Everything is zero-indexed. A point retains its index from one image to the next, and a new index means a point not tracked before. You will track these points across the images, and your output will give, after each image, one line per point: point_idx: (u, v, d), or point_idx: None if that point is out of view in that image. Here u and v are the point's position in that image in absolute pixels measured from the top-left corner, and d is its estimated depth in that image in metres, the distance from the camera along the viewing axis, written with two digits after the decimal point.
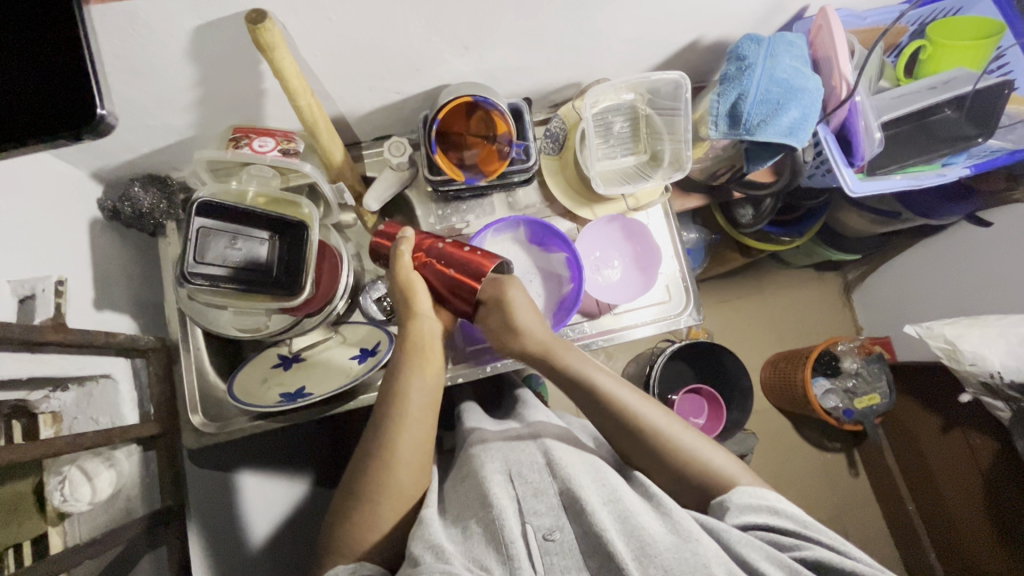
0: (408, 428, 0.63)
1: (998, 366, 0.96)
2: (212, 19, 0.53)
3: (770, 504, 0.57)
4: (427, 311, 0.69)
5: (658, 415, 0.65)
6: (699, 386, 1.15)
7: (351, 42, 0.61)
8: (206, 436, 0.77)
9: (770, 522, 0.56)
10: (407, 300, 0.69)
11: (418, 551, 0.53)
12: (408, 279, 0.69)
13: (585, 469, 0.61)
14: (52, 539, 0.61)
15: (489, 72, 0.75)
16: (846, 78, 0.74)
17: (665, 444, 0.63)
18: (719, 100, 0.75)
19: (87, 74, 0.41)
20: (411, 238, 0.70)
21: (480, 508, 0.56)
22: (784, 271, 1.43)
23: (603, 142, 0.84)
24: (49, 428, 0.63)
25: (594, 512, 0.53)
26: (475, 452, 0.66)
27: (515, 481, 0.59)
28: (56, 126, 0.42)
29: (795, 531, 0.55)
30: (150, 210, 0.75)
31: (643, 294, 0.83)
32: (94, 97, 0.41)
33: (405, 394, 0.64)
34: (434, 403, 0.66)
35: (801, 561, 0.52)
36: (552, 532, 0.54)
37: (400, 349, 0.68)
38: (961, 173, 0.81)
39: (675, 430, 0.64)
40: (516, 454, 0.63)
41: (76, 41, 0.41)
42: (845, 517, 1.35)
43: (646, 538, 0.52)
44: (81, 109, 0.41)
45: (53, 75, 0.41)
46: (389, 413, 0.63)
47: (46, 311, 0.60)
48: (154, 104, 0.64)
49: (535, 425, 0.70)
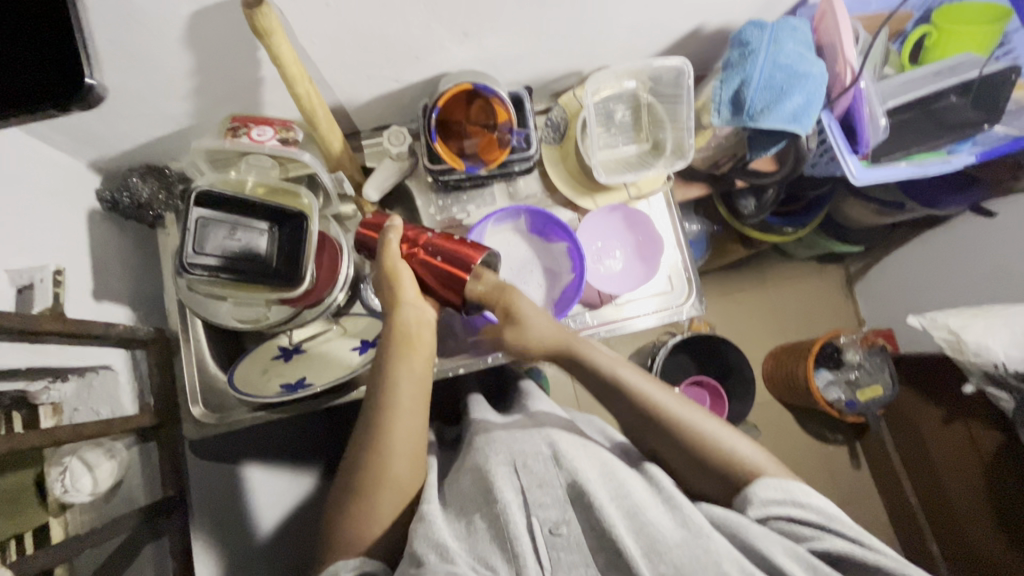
0: (400, 421, 0.62)
1: (1001, 356, 0.95)
2: (207, 3, 0.52)
3: (796, 498, 0.56)
4: (411, 300, 0.67)
5: (670, 400, 0.65)
6: (702, 378, 1.14)
7: (349, 28, 0.60)
8: (206, 428, 0.76)
9: (793, 514, 0.55)
10: (393, 289, 0.67)
11: (421, 551, 0.52)
12: (394, 266, 0.67)
13: (590, 462, 0.60)
14: (54, 528, 0.62)
15: (489, 59, 0.74)
16: (852, 64, 0.73)
17: (680, 428, 0.63)
18: (722, 87, 0.74)
19: (76, 43, 0.41)
20: (399, 227, 0.70)
21: (485, 503, 0.56)
22: (786, 263, 1.43)
23: (604, 131, 0.84)
24: (50, 419, 0.64)
25: (602, 508, 0.54)
26: (480, 445, 0.65)
27: (519, 473, 0.58)
28: (44, 97, 0.41)
29: (820, 525, 0.54)
30: (149, 201, 0.74)
31: (644, 284, 0.83)
32: (84, 67, 0.41)
33: (394, 385, 0.64)
34: (424, 397, 0.65)
35: (820, 555, 0.52)
36: (558, 527, 0.54)
37: (390, 341, 0.66)
38: (967, 161, 0.81)
39: (684, 412, 0.64)
40: (521, 445, 0.62)
41: (61, 19, 0.40)
42: (847, 510, 1.35)
43: (655, 534, 0.52)
44: (70, 79, 0.41)
45: (43, 54, 0.41)
46: (382, 406, 0.63)
47: (45, 301, 0.61)
48: (151, 92, 0.63)
49: (538, 417, 0.69)
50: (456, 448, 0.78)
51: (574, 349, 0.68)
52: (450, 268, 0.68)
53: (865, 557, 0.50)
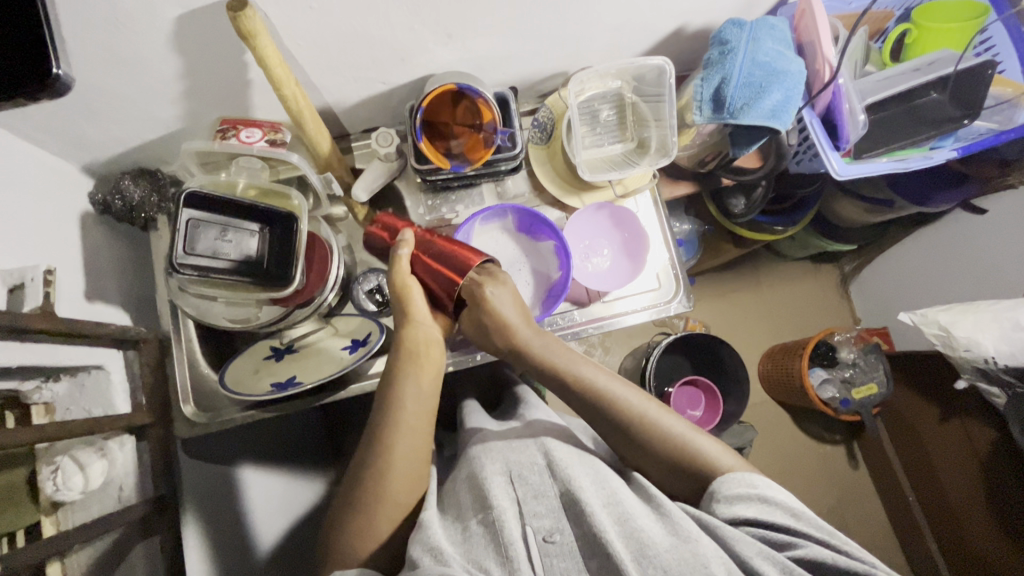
0: (401, 437, 0.62)
1: (991, 351, 0.95)
2: (194, 7, 0.54)
3: (759, 493, 0.56)
4: (422, 318, 0.68)
5: (648, 406, 0.65)
6: (697, 378, 1.15)
7: (334, 30, 0.62)
8: (197, 426, 0.78)
9: (760, 516, 0.54)
10: (404, 306, 0.68)
11: (417, 554, 0.53)
12: (405, 283, 0.69)
13: (586, 472, 0.60)
14: (47, 527, 0.61)
15: (474, 61, 0.75)
16: (830, 61, 0.74)
17: (652, 433, 0.63)
18: (703, 85, 0.75)
19: (44, 39, 0.42)
20: (412, 240, 0.70)
21: (480, 508, 0.57)
22: (780, 262, 1.43)
23: (590, 131, 0.85)
24: (43, 418, 0.63)
25: (593, 514, 0.53)
26: (475, 454, 0.66)
27: (516, 484, 0.59)
28: (11, 88, 0.42)
29: (786, 524, 0.54)
30: (140, 203, 0.76)
31: (632, 281, 0.84)
32: (51, 57, 0.42)
33: (399, 403, 0.63)
34: (430, 413, 0.65)
35: (796, 561, 0.51)
36: (552, 534, 0.54)
37: (395, 355, 0.67)
38: (948, 156, 0.80)
39: (659, 417, 0.64)
40: (516, 455, 0.63)
41: (35, 21, 0.42)
42: (844, 509, 1.35)
43: (645, 539, 0.52)
44: (37, 73, 0.42)
45: (15, 54, 0.42)
46: (384, 425, 0.62)
47: (36, 299, 0.59)
48: (141, 95, 0.64)
49: (535, 425, 0.70)
50: (454, 454, 0.78)
51: (538, 354, 0.68)
52: (451, 275, 0.68)
53: (833, 559, 0.50)
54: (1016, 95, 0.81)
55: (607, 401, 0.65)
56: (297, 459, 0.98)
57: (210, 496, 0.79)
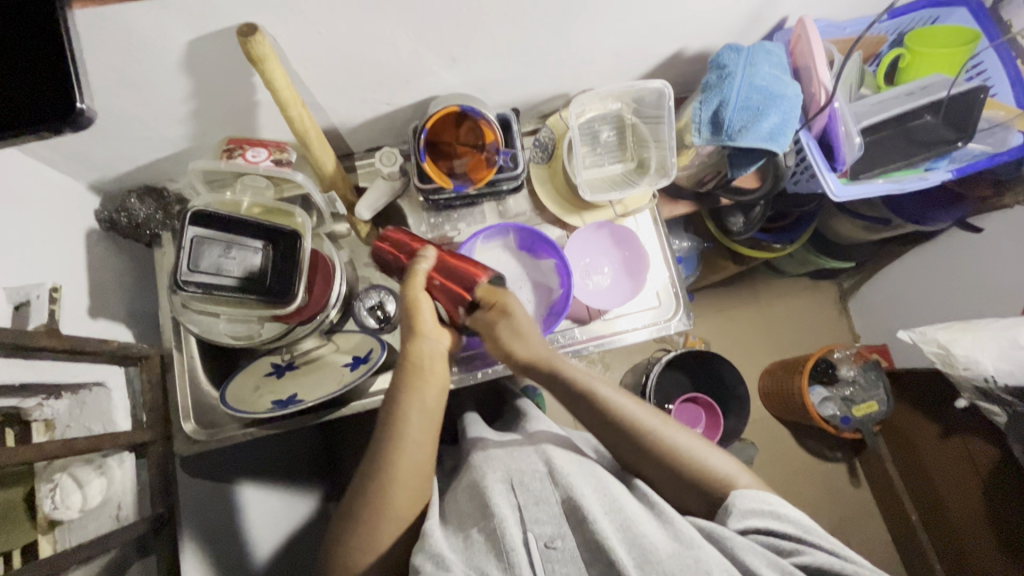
0: (406, 452, 0.61)
1: (991, 370, 0.95)
2: (205, 33, 0.55)
3: (773, 508, 0.56)
4: (429, 332, 0.67)
5: (652, 419, 0.65)
6: (696, 395, 1.16)
7: (340, 54, 0.63)
8: (196, 444, 0.77)
9: (772, 528, 0.55)
10: (411, 322, 0.67)
11: (419, 562, 0.53)
12: (415, 297, 0.68)
13: (586, 478, 0.60)
14: (42, 544, 0.61)
15: (477, 83, 0.77)
16: (826, 85, 0.76)
17: (663, 449, 0.63)
18: (701, 107, 0.77)
19: (69, 75, 0.43)
20: (432, 256, 0.70)
21: (481, 517, 0.57)
22: (779, 279, 1.44)
23: (590, 151, 0.86)
24: (42, 436, 0.65)
25: (595, 522, 0.53)
26: (477, 463, 0.66)
27: (517, 490, 0.59)
28: (36, 121, 0.43)
29: (795, 536, 0.54)
30: (146, 220, 0.77)
31: (633, 299, 0.84)
32: (75, 92, 0.43)
33: (405, 419, 0.62)
34: (435, 429, 0.64)
35: (802, 566, 0.52)
36: (554, 540, 0.54)
37: (399, 368, 0.66)
38: (943, 177, 0.83)
39: (670, 433, 0.64)
40: (517, 463, 0.63)
41: (60, 58, 0.43)
42: (846, 529, 1.34)
43: (648, 545, 0.52)
44: (59, 105, 0.43)
45: (37, 86, 0.43)
46: (387, 439, 0.62)
47: (40, 317, 0.61)
48: (148, 116, 0.65)
49: (536, 435, 0.70)
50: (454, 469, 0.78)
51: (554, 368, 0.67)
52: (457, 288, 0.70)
53: (840, 565, 0.51)
54: (1008, 119, 0.83)
55: (619, 417, 0.65)
56: (294, 477, 0.97)
57: (206, 510, 0.78)
